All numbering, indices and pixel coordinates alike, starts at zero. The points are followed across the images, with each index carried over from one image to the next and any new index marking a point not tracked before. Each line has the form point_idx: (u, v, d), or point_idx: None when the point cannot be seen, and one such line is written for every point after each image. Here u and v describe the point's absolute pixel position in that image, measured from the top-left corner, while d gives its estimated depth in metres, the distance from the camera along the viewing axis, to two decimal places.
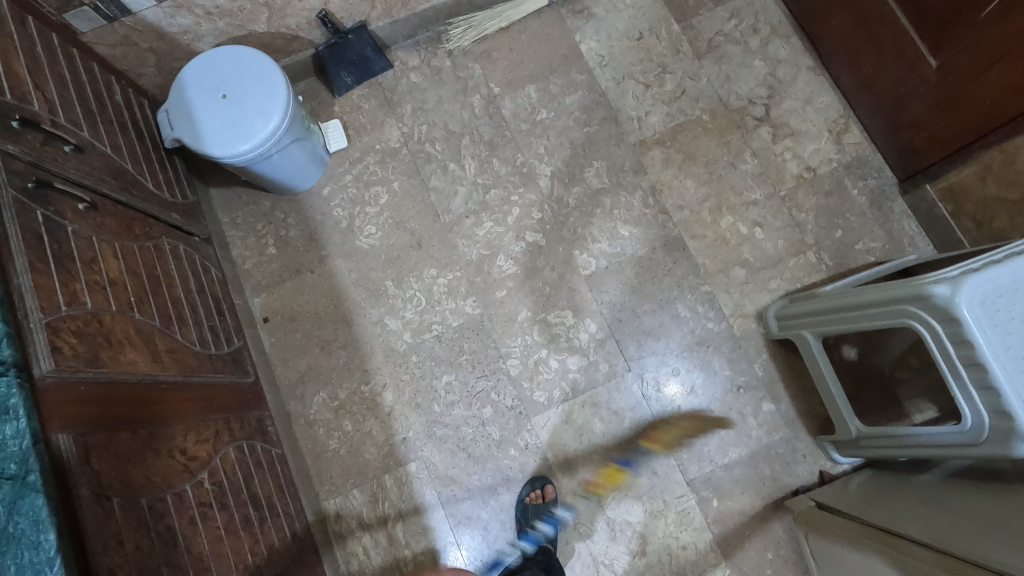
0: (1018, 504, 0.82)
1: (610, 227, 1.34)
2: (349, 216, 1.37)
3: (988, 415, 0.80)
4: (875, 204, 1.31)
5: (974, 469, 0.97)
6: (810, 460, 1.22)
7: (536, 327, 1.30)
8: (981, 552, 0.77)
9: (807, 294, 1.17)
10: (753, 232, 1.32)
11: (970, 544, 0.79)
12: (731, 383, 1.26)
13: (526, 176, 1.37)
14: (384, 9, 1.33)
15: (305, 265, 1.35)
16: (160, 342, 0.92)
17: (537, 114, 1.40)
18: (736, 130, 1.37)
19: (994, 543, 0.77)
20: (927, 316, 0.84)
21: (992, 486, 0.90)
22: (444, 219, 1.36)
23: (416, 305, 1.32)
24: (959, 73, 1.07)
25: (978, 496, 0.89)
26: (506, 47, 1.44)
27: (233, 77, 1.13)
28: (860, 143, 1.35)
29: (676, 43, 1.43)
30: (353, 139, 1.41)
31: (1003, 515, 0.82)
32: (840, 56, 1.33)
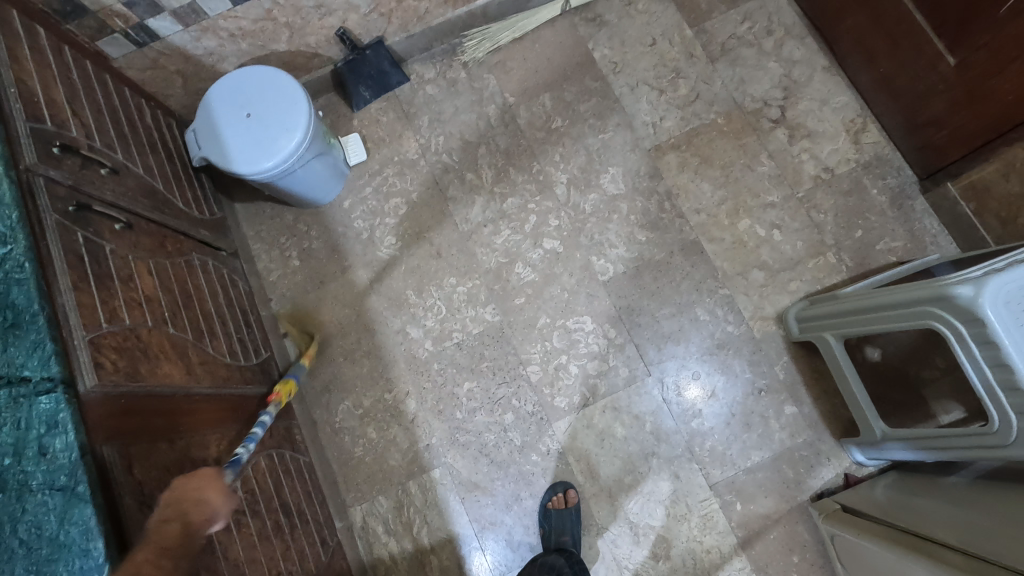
0: None
1: (627, 232, 1.35)
2: (370, 227, 1.40)
3: (1015, 416, 0.79)
4: (895, 202, 1.30)
5: (1005, 471, 0.95)
6: (834, 462, 1.21)
7: (555, 333, 1.31)
8: (1006, 553, 0.77)
9: (828, 295, 1.17)
10: (771, 234, 1.32)
11: (999, 546, 0.79)
12: (752, 386, 1.26)
13: (542, 184, 1.39)
14: (400, 24, 1.36)
15: (328, 277, 1.38)
16: (193, 354, 0.95)
17: (552, 122, 1.42)
18: (752, 132, 1.37)
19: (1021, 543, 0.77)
20: (950, 317, 0.84)
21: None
22: (463, 228, 1.38)
23: (436, 313, 1.34)
24: (980, 71, 1.06)
25: (1011, 496, 0.88)
26: (520, 57, 1.46)
27: (257, 96, 1.16)
28: (878, 142, 1.34)
29: (690, 48, 1.43)
30: (374, 151, 1.44)
31: None
32: (855, 56, 1.33)
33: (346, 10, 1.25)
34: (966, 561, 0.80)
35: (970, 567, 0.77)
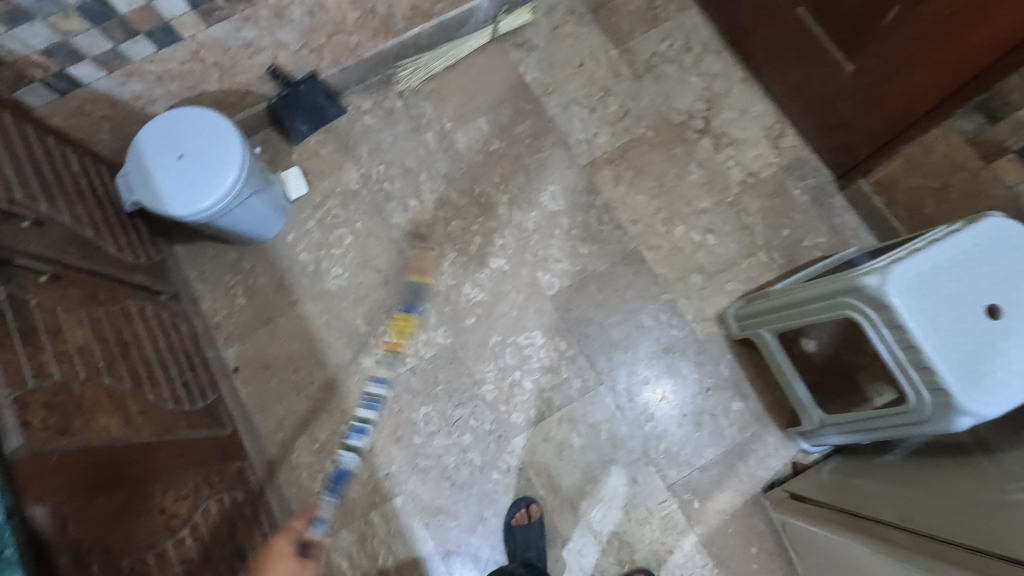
0: (979, 475, 0.89)
1: (570, 246, 1.38)
2: (316, 260, 1.40)
3: (928, 393, 0.85)
4: (817, 201, 1.38)
5: (932, 446, 1.02)
6: (782, 452, 1.26)
7: (507, 350, 1.33)
8: (953, 529, 0.83)
9: (761, 293, 1.23)
10: (706, 238, 1.38)
11: (943, 522, 0.85)
12: (700, 385, 1.30)
13: (484, 205, 1.42)
14: (332, 58, 1.38)
15: (276, 312, 1.37)
16: (132, 404, 0.93)
17: (489, 145, 1.46)
18: (680, 143, 1.44)
19: (963, 517, 0.84)
20: (863, 306, 0.90)
21: (953, 458, 0.96)
22: (409, 254, 1.40)
23: (388, 340, 1.34)
24: (874, 76, 1.14)
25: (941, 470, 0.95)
26: (454, 83, 1.50)
27: (189, 137, 1.15)
28: (795, 146, 1.42)
29: (615, 67, 1.50)
30: (315, 184, 1.44)
31: (966, 488, 0.89)
32: (767, 67, 1.42)
33: (276, 48, 1.27)
34: (918, 543, 0.84)
35: (923, 546, 0.82)
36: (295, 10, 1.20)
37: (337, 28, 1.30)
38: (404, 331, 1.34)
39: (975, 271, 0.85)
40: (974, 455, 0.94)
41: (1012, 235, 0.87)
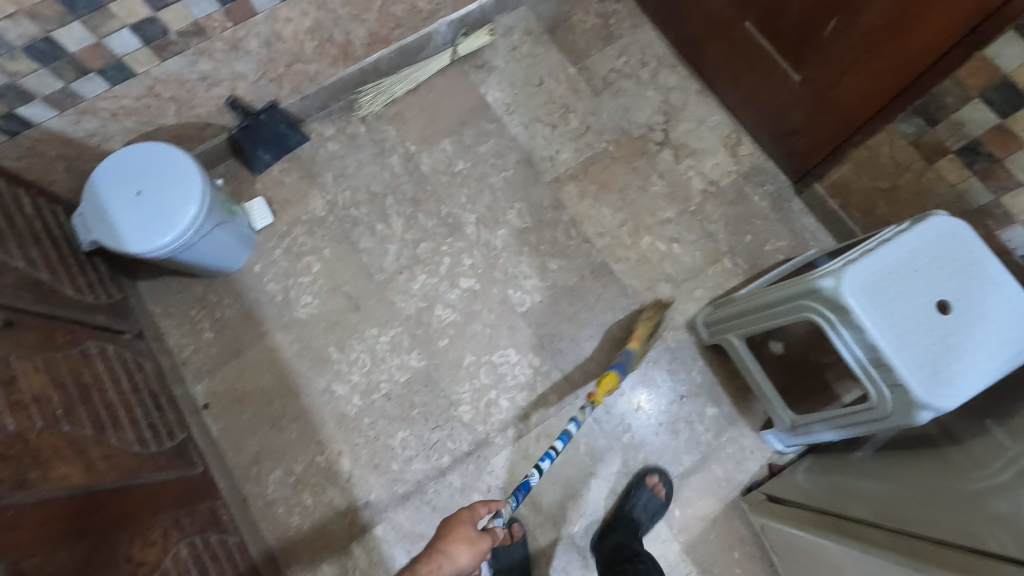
0: (944, 468, 0.92)
1: (539, 262, 1.40)
2: (284, 289, 1.39)
3: (889, 390, 0.87)
4: (776, 206, 1.42)
5: (900, 440, 1.04)
6: (758, 455, 1.28)
7: (482, 369, 1.33)
8: (926, 526, 0.85)
9: (727, 299, 1.25)
10: (671, 248, 1.40)
11: (917, 519, 0.87)
12: (674, 393, 1.31)
13: (452, 226, 1.42)
14: (292, 87, 1.38)
15: (245, 344, 1.35)
16: (94, 450, 0.90)
17: (454, 166, 1.47)
18: (641, 156, 1.47)
19: (934, 512, 0.86)
20: (821, 308, 0.92)
21: (920, 451, 0.99)
22: (379, 278, 1.39)
23: (361, 366, 1.33)
24: (820, 85, 1.18)
25: (909, 466, 0.98)
26: (417, 107, 1.51)
27: (146, 173, 1.14)
28: (753, 153, 1.46)
29: (574, 84, 1.53)
30: (280, 213, 1.43)
31: (934, 482, 0.91)
32: (720, 79, 1.46)
33: (234, 79, 1.27)
34: (893, 540, 0.86)
35: (900, 545, 0.84)
36: (251, 41, 1.21)
37: (295, 57, 1.31)
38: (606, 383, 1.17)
39: (923, 268, 0.88)
40: (936, 446, 0.97)
41: (955, 231, 0.90)
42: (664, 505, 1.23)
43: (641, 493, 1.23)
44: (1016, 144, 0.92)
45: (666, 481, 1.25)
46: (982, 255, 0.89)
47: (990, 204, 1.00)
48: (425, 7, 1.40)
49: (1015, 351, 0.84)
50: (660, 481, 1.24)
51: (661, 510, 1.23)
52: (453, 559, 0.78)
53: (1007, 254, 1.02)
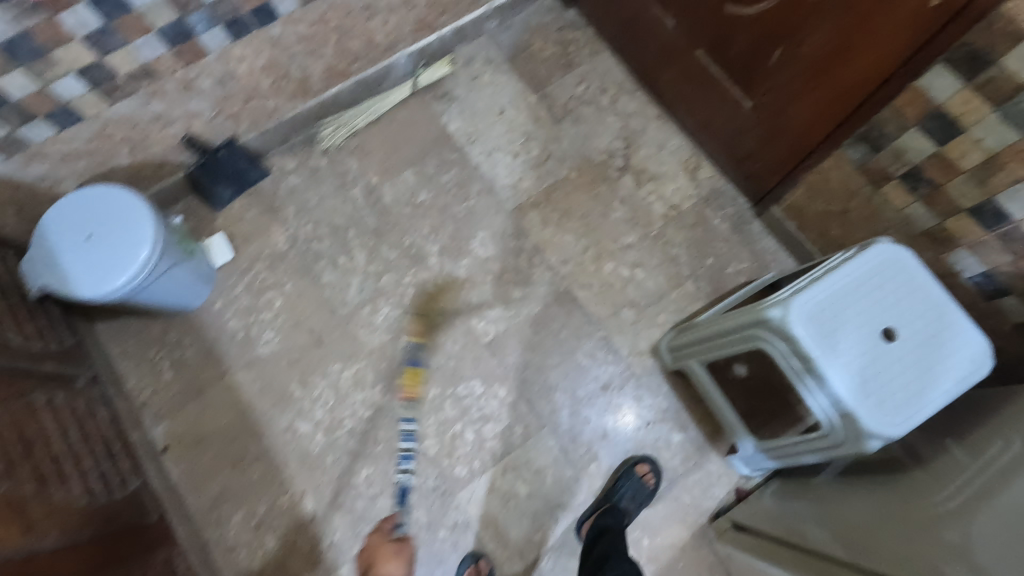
0: (903, 496, 0.92)
1: (502, 291, 1.40)
2: (245, 326, 1.37)
3: (836, 420, 0.88)
4: (736, 228, 1.43)
5: (863, 468, 1.05)
6: (725, 480, 1.27)
7: (447, 402, 1.32)
8: (881, 554, 0.84)
9: (688, 324, 1.25)
10: (634, 273, 1.41)
11: (873, 546, 0.87)
12: (640, 420, 1.31)
13: (414, 257, 1.42)
14: (250, 122, 1.38)
15: (206, 384, 1.33)
16: (35, 508, 0.88)
17: (416, 197, 1.47)
18: (603, 182, 1.48)
19: (890, 540, 0.86)
20: (769, 338, 0.92)
21: (880, 479, 0.99)
22: (341, 312, 1.38)
23: (324, 403, 1.32)
24: (769, 111, 1.20)
25: (870, 493, 0.98)
26: (378, 138, 1.51)
27: (96, 217, 1.12)
28: (712, 177, 1.48)
29: (535, 112, 1.54)
30: (241, 249, 1.42)
31: (891, 509, 0.91)
32: (677, 104, 1.47)
33: (188, 118, 1.26)
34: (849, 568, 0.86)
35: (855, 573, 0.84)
36: (204, 81, 1.20)
37: (251, 93, 1.31)
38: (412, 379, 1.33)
39: (869, 297, 0.89)
40: (893, 471, 0.99)
41: (901, 259, 0.91)
42: (651, 494, 1.25)
43: (629, 483, 1.25)
44: (954, 171, 0.92)
45: (655, 471, 1.27)
46: (925, 282, 0.90)
47: (936, 228, 1.01)
48: (382, 40, 1.40)
49: (958, 377, 0.85)
50: (649, 470, 1.26)
51: (649, 499, 1.25)
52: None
53: (955, 277, 1.03)
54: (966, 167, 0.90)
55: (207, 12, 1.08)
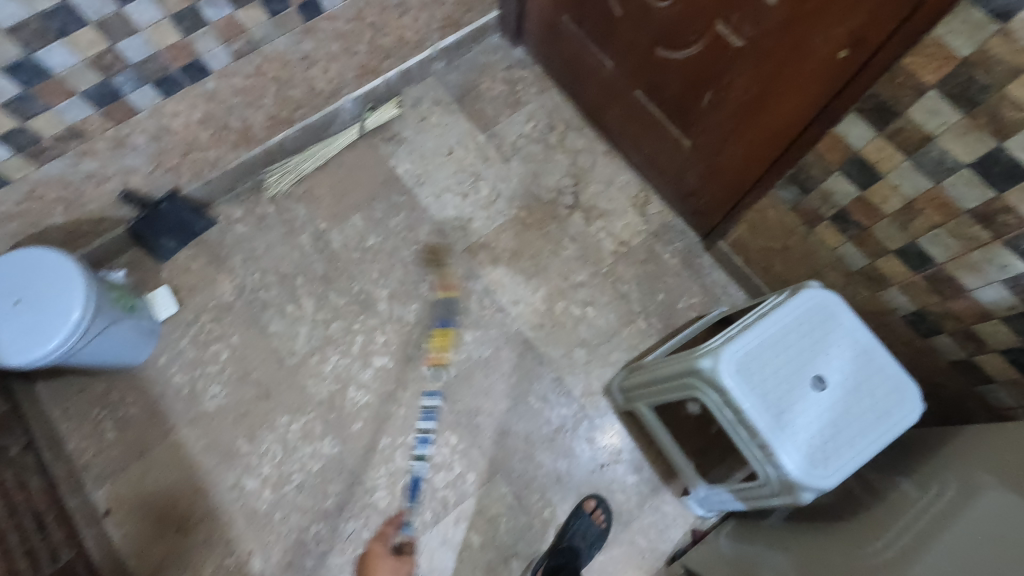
0: (847, 542, 0.90)
1: (453, 335, 1.38)
2: (191, 381, 1.35)
3: (772, 472, 0.86)
4: (686, 262, 1.43)
5: (814, 513, 1.03)
6: (680, 521, 1.26)
7: (398, 452, 1.30)
8: None
9: (637, 365, 1.24)
10: (585, 311, 1.40)
11: None
12: (594, 462, 1.29)
13: (363, 303, 1.41)
14: (192, 174, 1.36)
15: (150, 443, 1.30)
16: None
17: (365, 241, 1.46)
18: (552, 220, 1.48)
19: None
20: (704, 388, 0.91)
21: (828, 524, 0.97)
22: (289, 362, 1.36)
23: (272, 458, 1.29)
24: (707, 150, 1.20)
25: (818, 538, 0.96)
26: (326, 183, 1.50)
27: (25, 281, 1.10)
28: (661, 211, 1.48)
29: (483, 151, 1.54)
30: (186, 301, 1.40)
31: (835, 554, 0.89)
32: (623, 141, 1.48)
33: (124, 174, 1.24)
34: None
35: None
36: (137, 138, 1.18)
37: (190, 146, 1.29)
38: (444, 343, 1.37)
39: (798, 345, 0.89)
40: (838, 517, 0.97)
41: (829, 304, 0.91)
42: (603, 534, 1.24)
43: (580, 522, 1.24)
44: (878, 214, 0.92)
45: (605, 509, 1.26)
46: (853, 327, 0.90)
47: (868, 268, 1.01)
48: (324, 87, 1.40)
49: (886, 426, 0.85)
50: (598, 508, 1.25)
51: (599, 539, 1.24)
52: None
53: (891, 315, 1.03)
54: (888, 212, 0.90)
55: (134, 72, 1.07)
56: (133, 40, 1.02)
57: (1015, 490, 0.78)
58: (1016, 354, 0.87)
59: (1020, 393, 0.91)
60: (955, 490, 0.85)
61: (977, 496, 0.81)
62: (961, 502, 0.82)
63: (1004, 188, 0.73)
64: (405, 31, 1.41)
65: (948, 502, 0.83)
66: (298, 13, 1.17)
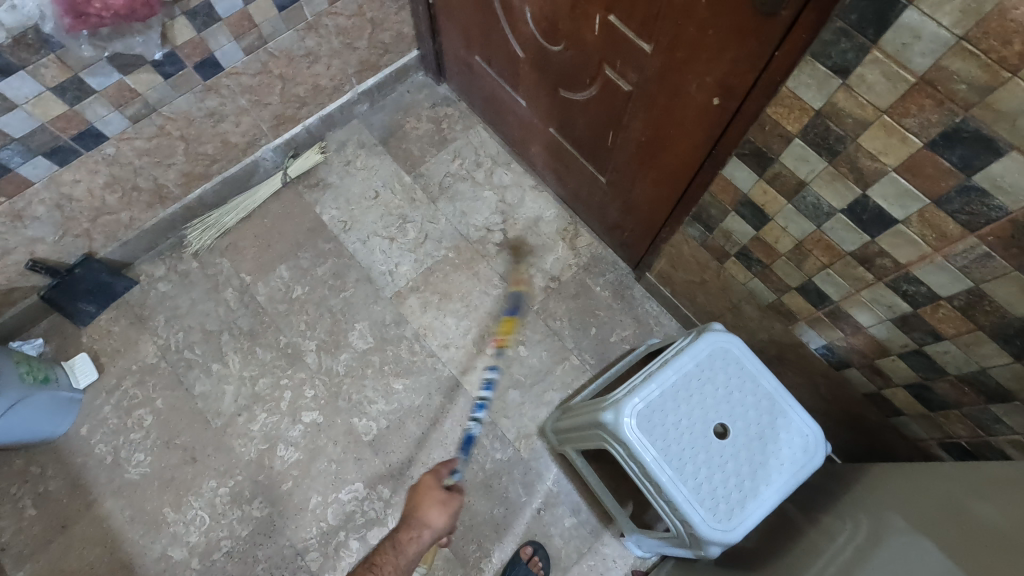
0: None
1: (384, 384, 1.36)
2: (113, 449, 1.30)
3: (680, 525, 0.85)
4: (618, 294, 1.42)
5: (742, 559, 1.00)
6: (620, 562, 1.24)
7: (330, 510, 1.27)
8: None
9: (565, 407, 1.22)
10: (517, 350, 1.38)
11: None
12: (530, 508, 1.27)
13: (291, 356, 1.38)
14: (106, 236, 1.33)
15: (71, 517, 1.25)
16: None
17: (291, 292, 1.43)
18: (481, 260, 1.46)
19: None
20: (612, 441, 0.90)
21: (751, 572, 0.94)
22: (216, 423, 1.33)
23: (199, 525, 1.25)
24: (620, 187, 1.19)
25: None
26: (250, 235, 1.48)
27: None
28: (591, 244, 1.47)
29: (410, 193, 1.52)
30: (108, 366, 1.36)
31: None
32: (549, 175, 1.47)
33: (29, 244, 1.21)
34: None
35: None
36: (37, 209, 1.15)
37: (99, 211, 1.26)
38: (506, 329, 1.38)
39: (699, 393, 0.88)
40: (761, 565, 0.94)
41: (730, 348, 0.90)
42: None
43: (517, 571, 1.21)
44: (774, 253, 0.91)
45: (543, 555, 1.23)
46: (756, 371, 0.89)
47: (776, 303, 1.00)
48: (239, 140, 1.38)
49: (792, 471, 0.84)
50: (535, 554, 1.22)
51: None
52: (429, 525, 0.93)
53: (803, 349, 1.02)
54: (783, 251, 0.89)
55: (20, 146, 1.03)
56: (13, 116, 0.98)
57: (918, 531, 0.74)
58: (917, 389, 0.86)
59: (927, 426, 0.90)
60: (866, 532, 0.82)
61: (884, 540, 0.77)
62: (869, 547, 0.78)
63: (876, 233, 0.72)
64: (319, 78, 1.40)
65: (858, 546, 0.80)
66: (196, 71, 1.15)
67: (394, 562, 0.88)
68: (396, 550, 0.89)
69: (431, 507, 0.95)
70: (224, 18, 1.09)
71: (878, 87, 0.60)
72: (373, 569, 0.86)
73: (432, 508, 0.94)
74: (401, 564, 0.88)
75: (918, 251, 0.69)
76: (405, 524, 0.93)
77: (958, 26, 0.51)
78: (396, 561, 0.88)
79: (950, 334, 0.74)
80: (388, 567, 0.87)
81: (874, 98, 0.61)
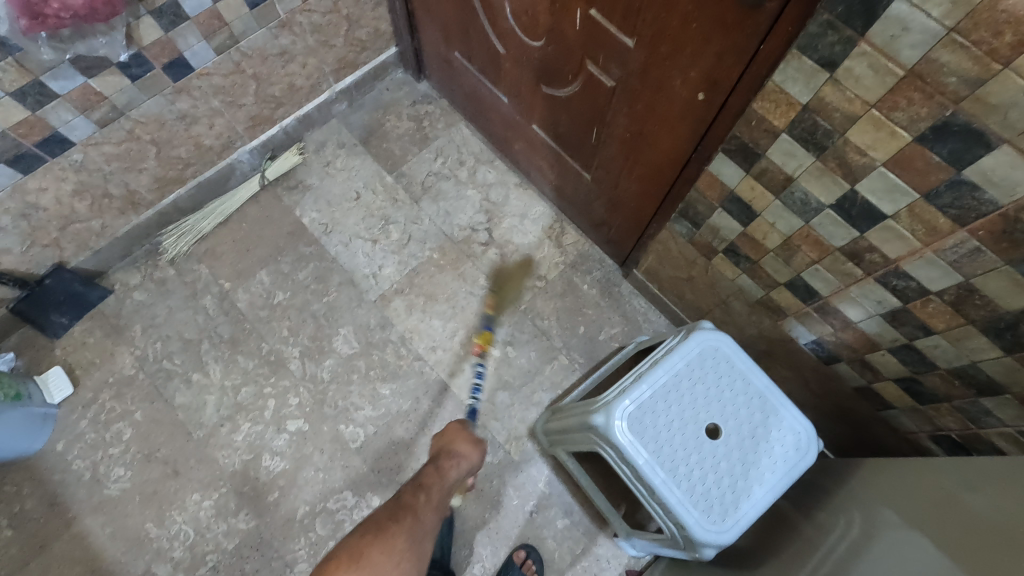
0: None
1: (370, 390, 1.33)
2: (92, 465, 1.26)
3: (674, 527, 0.84)
4: (606, 292, 1.40)
5: (736, 558, 1.00)
6: (615, 562, 1.23)
7: (318, 520, 1.24)
8: None
9: (555, 408, 1.20)
10: (506, 351, 1.36)
11: None
12: (523, 510, 1.25)
13: (274, 364, 1.35)
14: (77, 245, 1.29)
15: (50, 536, 1.21)
16: None
17: (272, 298, 1.40)
18: (467, 260, 1.44)
19: None
20: (604, 444, 0.88)
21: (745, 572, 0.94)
22: (198, 435, 1.29)
23: (183, 540, 1.22)
24: (606, 183, 1.17)
25: None
26: (228, 240, 1.44)
27: None
28: (577, 241, 1.45)
29: (392, 193, 1.49)
30: (84, 379, 1.32)
31: None
32: (533, 172, 1.44)
33: None
34: None
35: None
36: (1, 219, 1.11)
37: (68, 219, 1.22)
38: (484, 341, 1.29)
39: (689, 392, 0.87)
40: (756, 564, 0.93)
41: (719, 346, 0.89)
42: None
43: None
44: (762, 249, 0.90)
45: (537, 558, 1.22)
46: (746, 369, 0.88)
47: (764, 298, 0.99)
48: (214, 143, 1.34)
49: (785, 470, 0.83)
50: (528, 557, 1.21)
51: None
52: (465, 456, 0.95)
53: (792, 344, 1.01)
54: (770, 247, 0.88)
55: None
56: None
57: (910, 525, 0.74)
58: (907, 382, 0.86)
59: (917, 419, 0.89)
60: (859, 528, 0.81)
61: (877, 535, 0.77)
62: (862, 543, 0.78)
63: (865, 228, 0.71)
64: (295, 77, 1.36)
65: (851, 542, 0.79)
66: (165, 72, 1.11)
67: (438, 484, 0.88)
68: (439, 474, 0.90)
69: (465, 439, 0.97)
70: (192, 16, 1.06)
71: (866, 80, 0.59)
72: (419, 491, 0.86)
73: (466, 441, 0.96)
74: (444, 489, 0.89)
75: (907, 246, 0.68)
76: (443, 454, 0.94)
77: (948, 18, 0.49)
78: (439, 484, 0.88)
79: (940, 328, 0.73)
80: (434, 488, 0.87)
81: (862, 92, 0.60)
